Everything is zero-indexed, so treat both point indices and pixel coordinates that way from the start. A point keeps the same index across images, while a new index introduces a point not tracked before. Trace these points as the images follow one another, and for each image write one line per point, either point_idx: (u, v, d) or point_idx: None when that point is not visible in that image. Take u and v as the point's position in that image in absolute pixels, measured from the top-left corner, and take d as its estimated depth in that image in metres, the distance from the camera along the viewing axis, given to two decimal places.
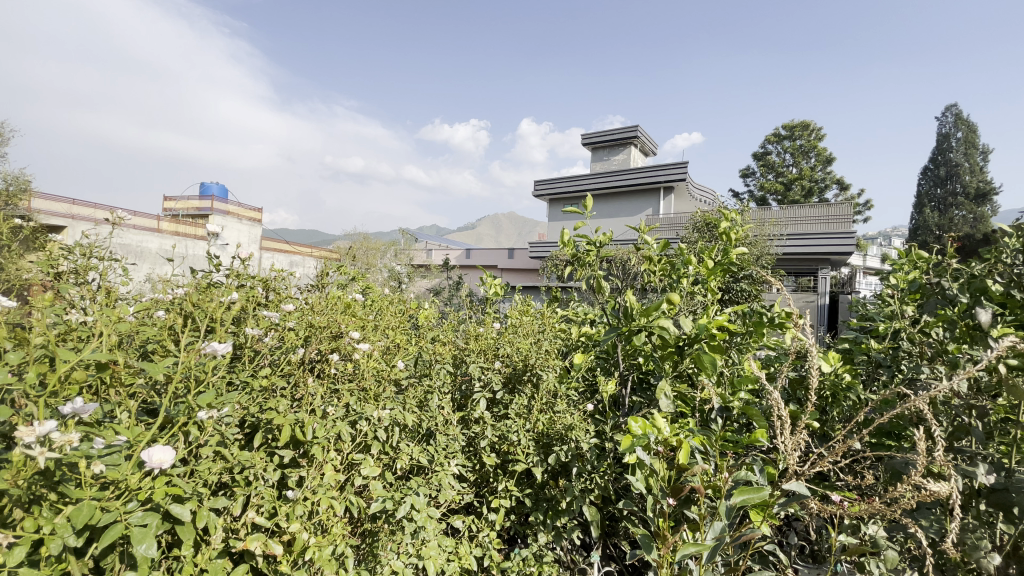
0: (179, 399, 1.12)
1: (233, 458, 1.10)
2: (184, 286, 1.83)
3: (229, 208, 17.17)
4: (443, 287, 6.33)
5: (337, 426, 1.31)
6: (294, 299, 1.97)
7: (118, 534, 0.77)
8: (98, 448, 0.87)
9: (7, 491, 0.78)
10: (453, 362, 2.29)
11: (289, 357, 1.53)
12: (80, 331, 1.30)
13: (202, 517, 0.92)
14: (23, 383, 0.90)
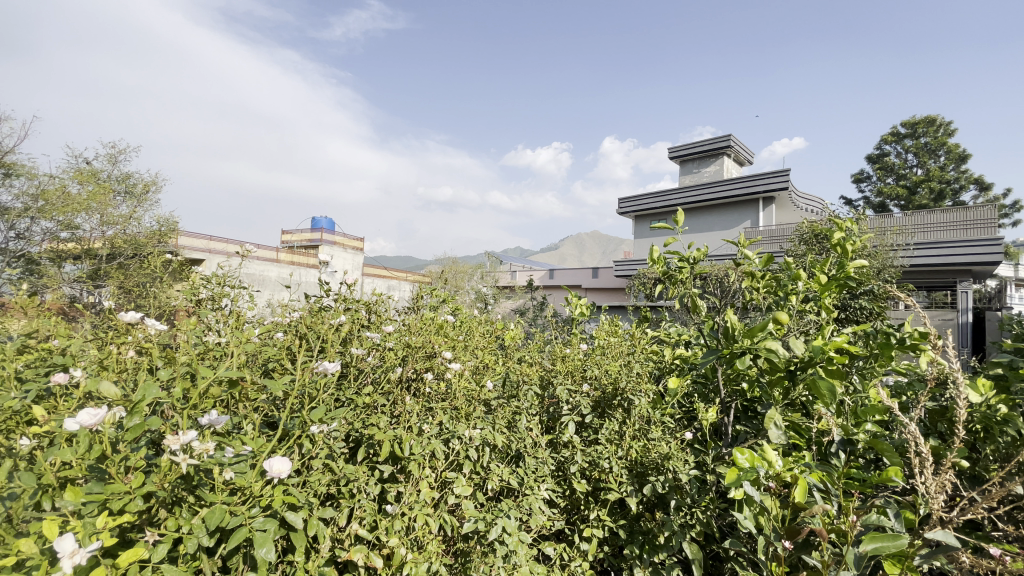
0: (295, 415, 1.22)
1: (340, 471, 1.17)
2: (299, 310, 1.98)
3: (335, 238, 18.79)
4: (527, 308, 6.36)
5: (432, 444, 1.35)
6: (393, 321, 2.08)
7: (242, 536, 0.84)
8: (229, 457, 0.97)
9: (156, 492, 0.89)
10: (542, 383, 2.26)
11: (388, 376, 1.62)
12: (216, 351, 1.46)
13: (313, 526, 0.97)
14: (172, 396, 1.04)
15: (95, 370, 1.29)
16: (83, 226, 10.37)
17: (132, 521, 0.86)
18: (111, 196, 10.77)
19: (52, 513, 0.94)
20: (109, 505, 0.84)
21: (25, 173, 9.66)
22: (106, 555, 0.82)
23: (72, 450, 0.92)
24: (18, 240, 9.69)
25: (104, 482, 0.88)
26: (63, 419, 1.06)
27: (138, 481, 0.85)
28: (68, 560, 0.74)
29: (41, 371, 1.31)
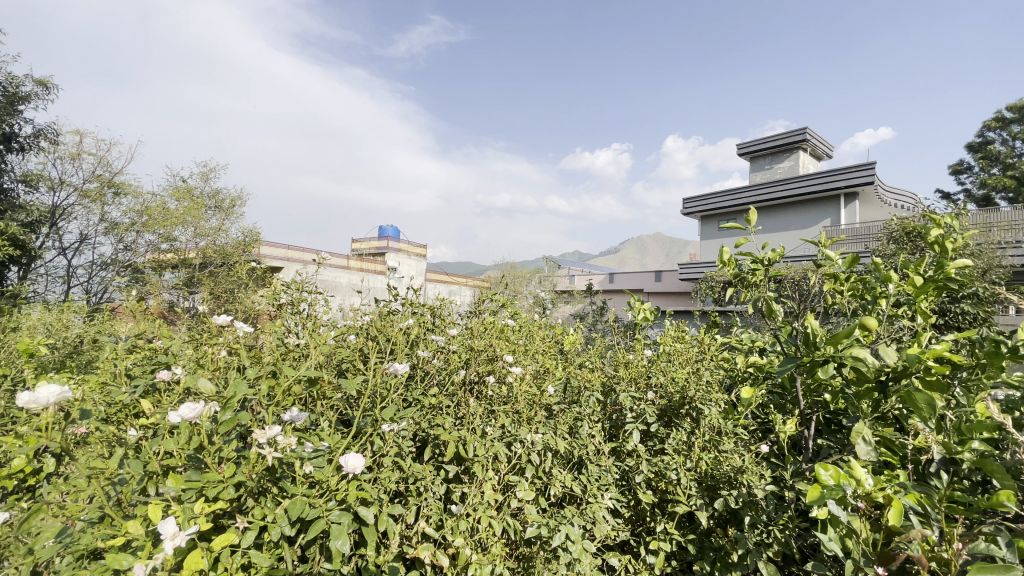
0: (367, 414, 1.28)
1: (408, 470, 1.21)
2: (370, 313, 2.06)
3: (400, 246, 19.53)
4: (588, 313, 6.27)
5: (495, 447, 1.37)
6: (457, 324, 2.12)
7: (321, 528, 0.89)
8: (309, 451, 1.03)
9: (245, 481, 0.96)
10: (604, 389, 2.22)
11: (453, 377, 1.66)
12: (296, 352, 1.56)
13: (383, 521, 1.01)
14: (259, 393, 1.13)
15: (193, 368, 1.41)
16: (180, 238, 11.46)
17: (224, 508, 0.93)
18: (203, 210, 11.82)
19: (156, 497, 1.04)
20: (205, 492, 0.92)
21: (132, 192, 10.82)
22: (201, 538, 0.90)
23: (175, 440, 1.02)
24: (127, 252, 10.86)
25: (201, 471, 0.96)
26: (167, 411, 1.18)
27: (230, 471, 0.93)
28: (170, 541, 0.82)
29: (148, 368, 1.46)
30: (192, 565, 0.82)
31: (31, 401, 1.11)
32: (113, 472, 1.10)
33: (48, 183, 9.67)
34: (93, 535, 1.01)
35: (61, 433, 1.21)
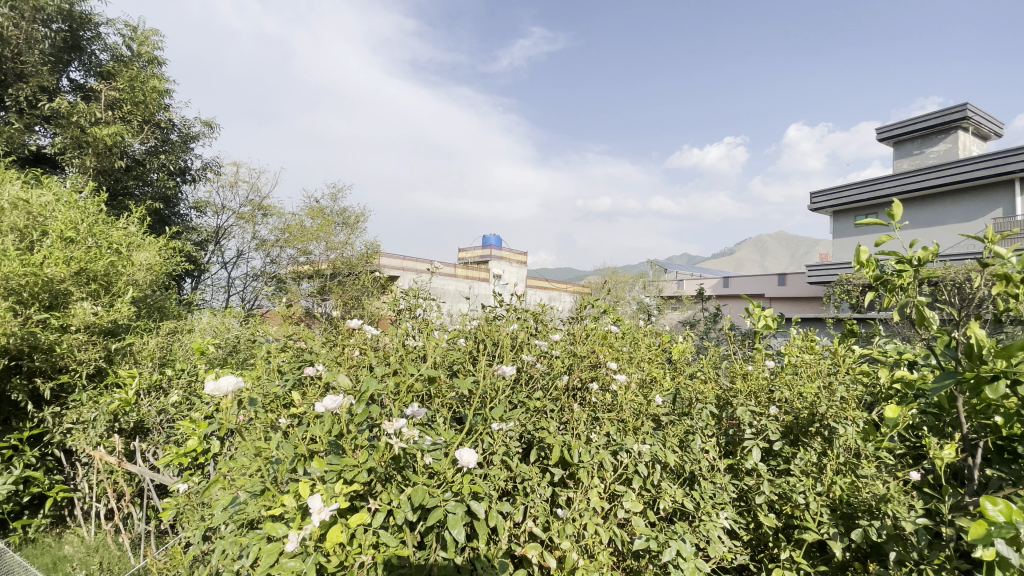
0: (477, 413, 1.35)
1: (516, 469, 1.25)
2: (477, 318, 2.15)
3: (502, 254, 20.10)
4: (698, 320, 5.91)
5: (601, 454, 1.36)
6: (560, 330, 2.12)
7: (439, 515, 0.96)
8: (428, 443, 1.11)
9: (375, 467, 1.07)
10: (718, 401, 2.08)
11: (557, 382, 1.67)
12: (414, 352, 1.69)
13: (494, 517, 1.06)
14: (385, 388, 1.24)
15: (330, 365, 1.59)
16: (314, 251, 12.99)
17: (358, 490, 1.05)
18: (333, 226, 13.27)
19: (303, 477, 1.19)
20: (343, 474, 1.04)
21: (277, 214, 12.51)
22: (341, 515, 1.03)
23: (319, 426, 1.17)
24: (273, 265, 12.59)
25: (340, 456, 1.09)
26: (311, 404, 1.35)
27: (364, 457, 1.05)
28: (318, 515, 0.94)
29: (296, 365, 1.67)
30: (333, 537, 0.94)
31: (216, 389, 1.34)
32: (269, 452, 1.28)
33: (214, 208, 11.54)
34: (256, 506, 1.19)
35: (233, 417, 1.45)
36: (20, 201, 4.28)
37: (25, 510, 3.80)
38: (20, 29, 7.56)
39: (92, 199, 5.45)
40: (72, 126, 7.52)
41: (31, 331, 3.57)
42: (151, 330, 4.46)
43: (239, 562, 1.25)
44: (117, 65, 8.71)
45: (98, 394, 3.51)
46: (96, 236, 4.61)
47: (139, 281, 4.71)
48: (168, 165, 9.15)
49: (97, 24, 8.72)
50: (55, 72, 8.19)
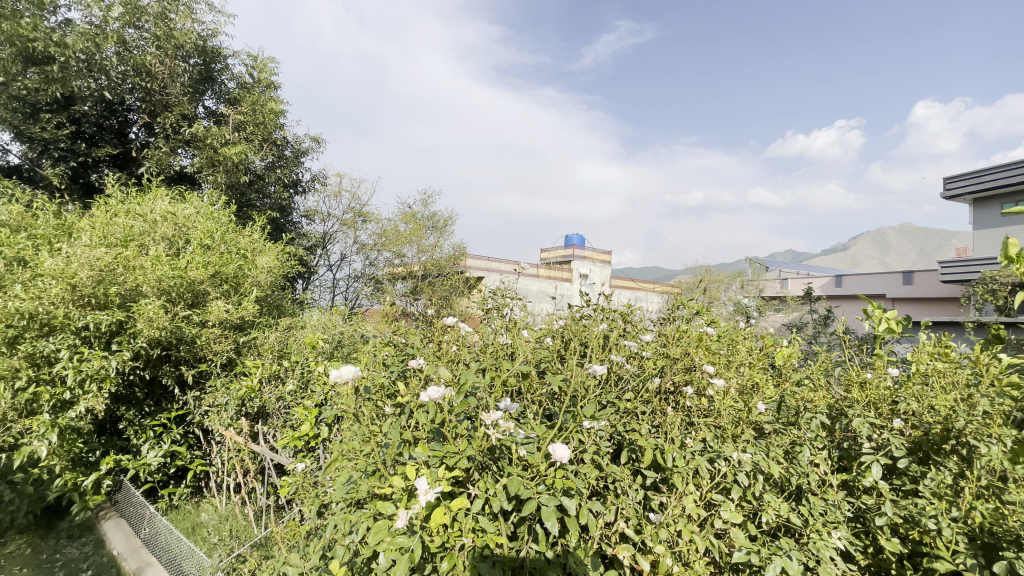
0: (569, 411, 1.36)
1: (608, 469, 1.24)
2: (563, 318, 2.13)
3: (586, 253, 19.87)
4: (807, 322, 5.41)
5: (697, 460, 1.30)
6: (649, 332, 2.04)
7: (534, 505, 0.99)
8: (521, 437, 1.14)
9: (472, 456, 1.12)
10: (830, 410, 1.90)
11: (648, 384, 1.63)
12: (504, 349, 1.72)
13: (584, 514, 1.06)
14: (481, 382, 1.30)
15: (429, 359, 1.69)
16: (407, 254, 13.77)
17: (458, 476, 1.11)
18: (423, 230, 13.97)
19: (408, 462, 1.29)
20: (445, 460, 1.11)
21: (375, 220, 13.42)
22: (443, 497, 1.10)
23: (423, 415, 1.25)
24: (371, 267, 13.54)
25: (441, 444, 1.16)
26: (414, 394, 1.44)
27: (463, 445, 1.10)
28: (423, 496, 1.02)
29: (399, 358, 1.80)
30: (437, 518, 1.01)
31: (338, 377, 1.48)
32: (378, 437, 1.40)
33: (321, 216, 12.68)
34: (367, 486, 1.31)
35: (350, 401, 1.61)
36: (170, 214, 5.04)
37: (173, 479, 4.45)
38: (166, 66, 8.86)
39: (224, 210, 6.26)
40: (207, 147, 8.67)
41: (179, 325, 4.18)
42: (271, 325, 5.01)
43: (350, 537, 1.38)
44: (241, 91, 9.90)
45: (229, 381, 4.02)
46: (227, 243, 5.33)
47: (262, 282, 5.30)
48: (283, 178, 10.21)
49: (225, 57, 9.99)
50: (193, 101, 9.49)
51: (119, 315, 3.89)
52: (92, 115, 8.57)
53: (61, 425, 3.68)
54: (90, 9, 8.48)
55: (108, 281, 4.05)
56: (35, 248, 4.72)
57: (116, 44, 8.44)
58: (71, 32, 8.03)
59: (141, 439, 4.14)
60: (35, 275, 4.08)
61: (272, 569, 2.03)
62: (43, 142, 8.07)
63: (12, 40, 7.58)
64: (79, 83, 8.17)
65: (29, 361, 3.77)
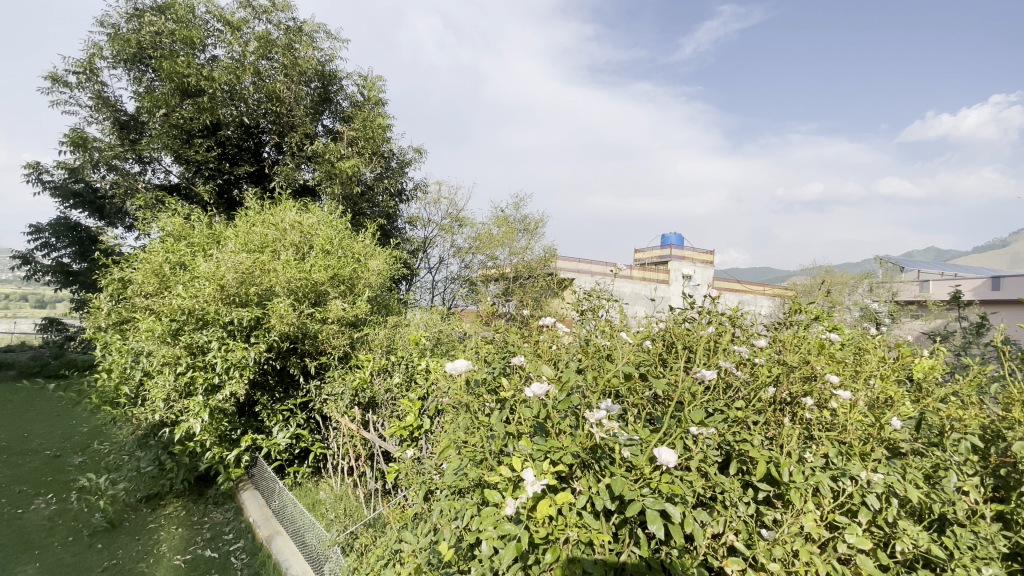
0: (674, 415, 1.33)
1: (717, 480, 1.20)
2: (664, 321, 2.04)
3: (685, 254, 18.90)
4: (953, 331, 4.68)
5: (817, 476, 1.21)
6: (762, 338, 1.89)
7: (638, 507, 1.00)
8: (625, 438, 1.15)
9: (576, 453, 1.15)
10: (984, 433, 1.64)
11: (760, 393, 1.53)
12: (604, 348, 1.71)
13: (690, 523, 1.03)
14: (585, 381, 1.32)
15: (531, 357, 1.73)
16: (500, 256, 14.13)
17: (562, 471, 1.15)
18: (516, 233, 14.26)
19: (512, 455, 1.34)
20: (550, 454, 1.15)
21: (470, 224, 13.96)
22: (548, 490, 1.14)
23: (528, 409, 1.31)
24: (466, 269, 14.10)
25: (545, 439, 1.21)
26: (517, 390, 1.50)
27: (568, 441, 1.14)
28: (530, 487, 1.07)
29: (501, 355, 1.87)
30: (543, 509, 1.06)
31: (454, 369, 1.62)
32: (485, 429, 1.48)
33: (422, 222, 13.48)
34: (474, 475, 1.40)
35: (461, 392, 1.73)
36: (297, 223, 5.68)
37: (297, 459, 4.97)
38: (293, 92, 9.98)
39: (341, 218, 6.91)
40: (326, 162, 9.62)
41: (304, 321, 4.70)
42: (380, 323, 5.43)
43: (456, 522, 1.47)
44: (354, 109, 10.86)
45: (345, 372, 4.44)
46: (343, 248, 5.90)
47: (372, 284, 5.77)
48: (389, 188, 11.01)
49: (340, 79, 11.02)
50: (313, 121, 10.58)
51: (257, 312, 4.48)
52: (234, 138, 9.87)
53: (211, 405, 4.33)
54: (232, 46, 9.82)
55: (248, 282, 4.66)
56: (193, 253, 5.57)
57: (253, 76, 9.67)
58: (218, 68, 9.31)
59: (272, 421, 4.70)
60: (194, 277, 4.81)
61: (383, 545, 2.23)
62: (197, 164, 9.48)
63: (174, 78, 8.98)
64: (224, 111, 9.49)
65: (188, 350, 4.45)
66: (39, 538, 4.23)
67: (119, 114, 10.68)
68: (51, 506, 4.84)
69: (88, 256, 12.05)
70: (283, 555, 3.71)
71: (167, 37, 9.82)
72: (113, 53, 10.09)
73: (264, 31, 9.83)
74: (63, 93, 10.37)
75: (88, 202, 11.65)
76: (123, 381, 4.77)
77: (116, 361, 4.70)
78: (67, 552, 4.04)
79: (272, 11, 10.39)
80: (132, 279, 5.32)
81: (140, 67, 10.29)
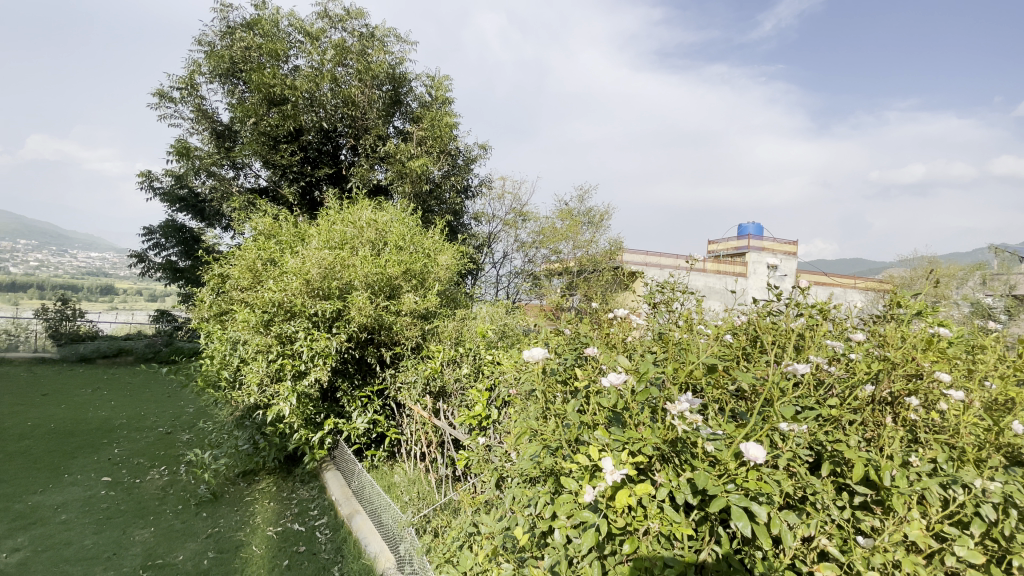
0: (760, 411, 1.27)
1: (808, 481, 1.14)
2: (748, 314, 1.93)
3: (764, 244, 17.76)
4: None
5: (925, 482, 1.11)
6: (859, 333, 1.74)
7: (722, 503, 0.98)
8: (708, 433, 1.12)
9: (657, 445, 1.14)
10: None
11: (858, 390, 1.43)
12: (682, 340, 1.66)
13: (777, 525, 0.99)
14: (666, 372, 1.29)
15: (606, 348, 1.73)
16: (564, 250, 14.06)
17: (641, 462, 1.15)
18: (580, 226, 14.11)
19: (589, 446, 1.35)
20: (628, 444, 1.15)
21: (534, 218, 14.02)
22: (627, 480, 1.15)
23: (606, 398, 1.31)
24: (530, 264, 14.19)
25: (623, 430, 1.21)
26: (594, 381, 1.50)
27: (647, 433, 1.13)
28: (609, 476, 1.08)
29: (574, 345, 1.87)
30: (622, 498, 1.07)
31: (530, 356, 1.63)
32: (561, 418, 1.50)
33: (487, 217, 13.72)
34: (549, 463, 1.42)
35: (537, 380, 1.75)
36: (372, 221, 5.99)
37: (374, 444, 5.26)
38: (366, 96, 10.48)
39: (412, 215, 7.19)
40: (397, 162, 10.04)
41: (380, 313, 4.96)
42: (449, 315, 5.60)
43: (529, 510, 1.51)
44: (423, 110, 11.23)
45: (417, 362, 4.64)
46: (415, 244, 6.14)
47: (442, 277, 5.97)
48: (456, 185, 11.29)
49: (409, 81, 11.44)
50: (385, 123, 11.06)
51: (338, 304, 4.79)
52: (315, 142, 10.56)
53: (298, 390, 4.69)
54: (312, 56, 10.47)
55: (330, 276, 5.00)
56: (281, 251, 6.03)
57: (330, 82, 10.26)
58: (300, 77, 9.97)
59: (352, 407, 5.01)
60: (282, 272, 5.22)
61: (458, 527, 2.32)
62: (283, 168, 10.24)
63: (262, 89, 9.72)
64: (305, 117, 10.16)
65: (279, 339, 4.84)
66: (155, 505, 4.79)
67: (216, 124, 11.76)
68: (164, 477, 5.48)
69: (192, 254, 13.48)
70: (362, 532, 3.95)
71: (255, 51, 10.68)
72: (209, 69, 11.04)
73: (340, 39, 10.41)
74: (169, 107, 11.55)
75: (190, 205, 12.95)
76: (224, 366, 5.27)
77: (218, 348, 5.21)
78: (178, 519, 4.54)
79: (347, 19, 10.96)
80: (230, 274, 5.86)
81: (232, 80, 11.22)
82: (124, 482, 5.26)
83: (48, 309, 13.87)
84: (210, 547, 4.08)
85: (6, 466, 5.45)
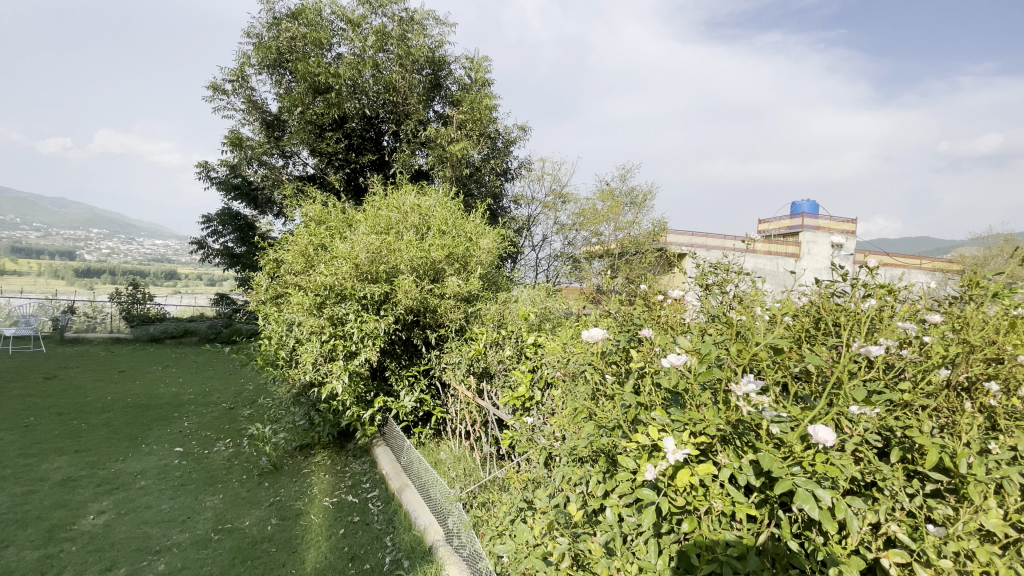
0: (827, 395, 1.25)
1: (877, 466, 1.12)
2: (809, 296, 1.86)
3: (819, 223, 16.80)
4: None
5: (1005, 471, 1.07)
6: (931, 315, 1.66)
7: (787, 485, 0.98)
8: (774, 416, 1.11)
9: (719, 427, 1.15)
10: None
11: (931, 375, 1.37)
12: (742, 322, 1.64)
13: (842, 510, 0.97)
14: (729, 354, 1.29)
15: (660, 329, 1.72)
16: (604, 232, 13.83)
17: (703, 443, 1.16)
18: (622, 207, 13.81)
19: (647, 427, 1.36)
20: (690, 425, 1.17)
21: (574, 200, 13.88)
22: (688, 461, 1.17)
23: (667, 379, 1.32)
24: (570, 246, 14.23)
25: (685, 412, 1.22)
26: (651, 362, 1.50)
27: (711, 414, 1.14)
28: (671, 455, 1.10)
29: (627, 326, 1.88)
30: (683, 478, 1.09)
31: (587, 336, 1.64)
32: (619, 397, 1.52)
33: (527, 200, 13.72)
34: (601, 442, 1.45)
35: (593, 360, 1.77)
36: (416, 206, 6.11)
37: (421, 421, 5.43)
38: (407, 81, 10.56)
39: (454, 199, 7.26)
40: (438, 147, 10.12)
41: (425, 296, 5.09)
42: (491, 298, 5.65)
43: (582, 488, 1.55)
44: (462, 93, 11.23)
45: (461, 343, 4.73)
46: (457, 228, 6.20)
47: (484, 261, 6.02)
48: (495, 168, 11.30)
49: (448, 64, 11.47)
50: (426, 107, 11.15)
51: (386, 288, 4.95)
52: (358, 129, 10.77)
53: (350, 369, 4.89)
54: (353, 43, 10.60)
55: (378, 260, 5.15)
56: (331, 236, 6.24)
57: (372, 69, 10.39)
58: (343, 64, 10.14)
59: (400, 385, 5.19)
60: (333, 257, 5.41)
61: (508, 503, 2.41)
62: (329, 155, 10.59)
63: (307, 78, 10.02)
64: (349, 104, 10.36)
65: (331, 320, 5.04)
66: (222, 474, 5.17)
67: (265, 115, 12.17)
68: (229, 449, 5.89)
69: (247, 241, 14.21)
70: (412, 505, 4.12)
71: (300, 41, 10.97)
72: (258, 61, 11.39)
73: (380, 25, 10.50)
74: (222, 99, 12.07)
75: (244, 194, 13.55)
76: (281, 347, 5.54)
77: (275, 330, 5.48)
78: (243, 488, 4.89)
79: (387, 4, 11.03)
80: (284, 259, 6.12)
81: (279, 71, 11.53)
82: (194, 453, 5.70)
83: (122, 293, 14.90)
84: (273, 514, 4.38)
85: (92, 436, 5.99)
